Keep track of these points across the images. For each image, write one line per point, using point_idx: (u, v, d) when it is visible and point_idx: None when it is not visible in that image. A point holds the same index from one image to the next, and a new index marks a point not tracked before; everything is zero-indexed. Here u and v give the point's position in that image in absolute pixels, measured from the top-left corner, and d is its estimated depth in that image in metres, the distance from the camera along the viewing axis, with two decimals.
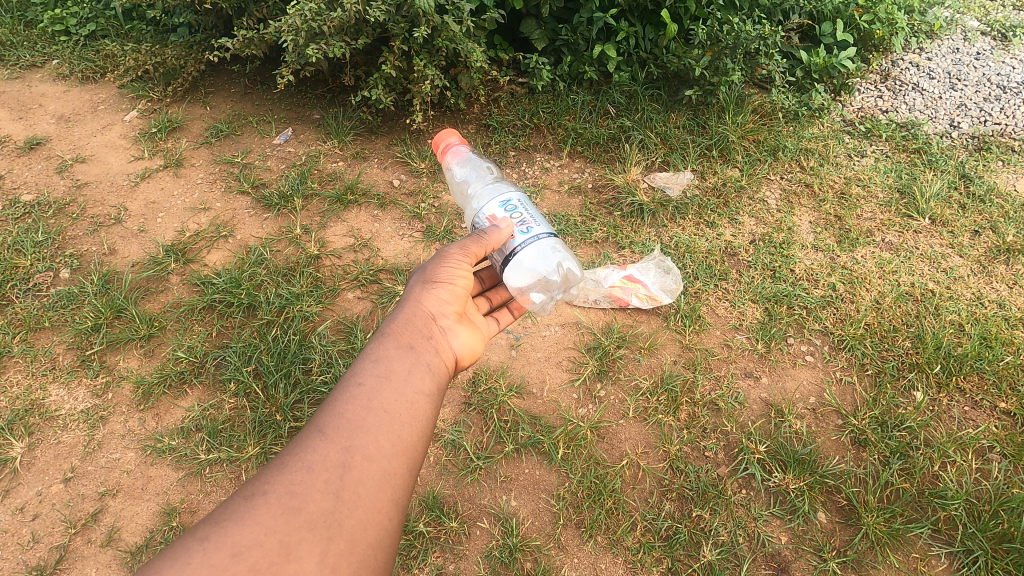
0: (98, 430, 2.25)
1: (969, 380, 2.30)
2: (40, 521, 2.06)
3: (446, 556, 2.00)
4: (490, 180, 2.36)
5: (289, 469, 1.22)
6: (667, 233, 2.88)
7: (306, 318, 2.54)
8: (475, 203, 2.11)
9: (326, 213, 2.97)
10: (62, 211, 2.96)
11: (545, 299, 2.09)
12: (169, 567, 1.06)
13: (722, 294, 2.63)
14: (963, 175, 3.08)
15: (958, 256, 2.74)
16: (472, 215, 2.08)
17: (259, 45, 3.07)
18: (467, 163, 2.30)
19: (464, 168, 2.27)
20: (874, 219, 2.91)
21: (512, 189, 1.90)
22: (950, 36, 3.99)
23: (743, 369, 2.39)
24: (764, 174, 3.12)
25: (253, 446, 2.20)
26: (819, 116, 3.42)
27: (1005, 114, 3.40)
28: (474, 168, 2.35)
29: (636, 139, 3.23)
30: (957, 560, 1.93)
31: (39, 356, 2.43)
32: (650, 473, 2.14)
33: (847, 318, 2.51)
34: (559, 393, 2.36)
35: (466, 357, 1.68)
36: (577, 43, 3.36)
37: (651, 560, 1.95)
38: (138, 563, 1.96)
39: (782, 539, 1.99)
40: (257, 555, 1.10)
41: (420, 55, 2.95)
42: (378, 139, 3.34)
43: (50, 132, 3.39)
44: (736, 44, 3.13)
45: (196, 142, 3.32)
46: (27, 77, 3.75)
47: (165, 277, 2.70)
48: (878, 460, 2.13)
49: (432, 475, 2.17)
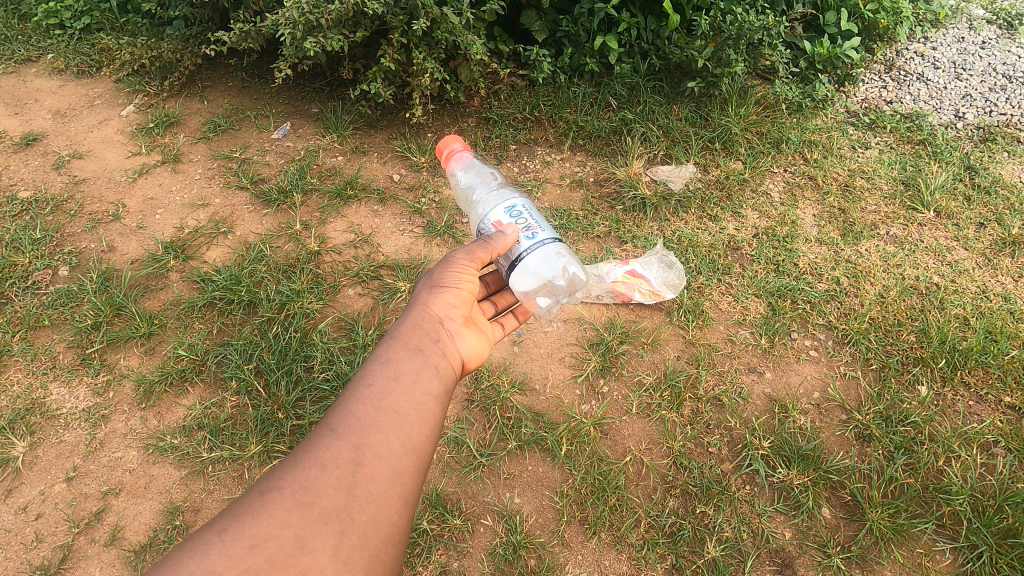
0: (99, 429, 2.24)
1: (974, 374, 2.29)
2: (43, 520, 2.05)
3: (450, 554, 1.99)
4: (494, 185, 2.34)
5: (302, 465, 1.22)
6: (669, 227, 2.86)
7: (307, 315, 2.52)
8: (478, 208, 2.10)
9: (326, 208, 2.95)
10: (60, 208, 2.93)
11: (550, 303, 2.07)
12: (189, 558, 1.06)
13: (725, 288, 2.61)
14: (968, 167, 3.06)
15: (963, 249, 2.73)
16: (476, 221, 2.07)
17: (257, 37, 3.01)
18: (471, 169, 2.29)
19: (468, 172, 2.26)
20: (879, 212, 2.89)
21: (516, 195, 1.89)
22: (956, 25, 3.95)
23: (747, 364, 2.38)
24: (768, 167, 3.10)
25: (255, 444, 2.18)
26: (823, 107, 3.39)
27: (1011, 104, 3.37)
28: (478, 173, 2.33)
29: (638, 131, 3.21)
30: (963, 555, 1.93)
31: (39, 354, 2.42)
32: (654, 470, 2.13)
33: (851, 312, 2.50)
34: (562, 389, 2.35)
35: (472, 360, 1.66)
36: (578, 34, 3.33)
37: (656, 557, 1.96)
38: (143, 562, 1.96)
39: (787, 534, 1.99)
40: (273, 547, 1.09)
41: (420, 48, 2.91)
42: (378, 133, 3.31)
43: (46, 127, 3.35)
44: (740, 35, 3.08)
45: (194, 137, 3.29)
46: (21, 71, 3.71)
47: (165, 274, 2.68)
48: (883, 455, 2.12)
49: (436, 473, 2.16)
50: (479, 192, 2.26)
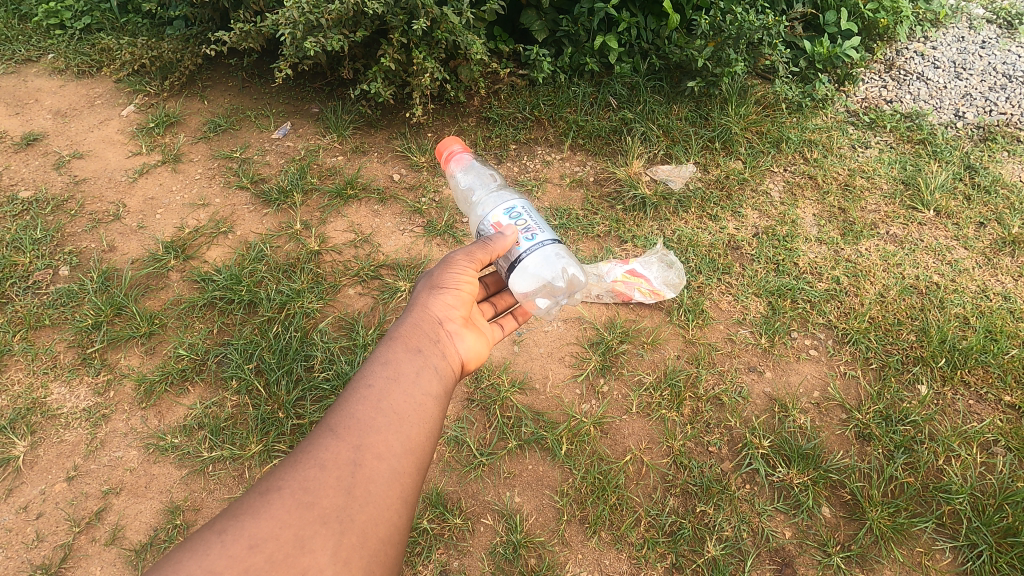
0: (100, 428, 2.25)
1: (974, 373, 2.29)
2: (44, 519, 2.05)
3: (450, 553, 1.99)
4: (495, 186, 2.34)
5: (302, 465, 1.22)
6: (669, 227, 2.86)
7: (307, 314, 2.52)
8: (478, 210, 2.10)
9: (326, 208, 2.95)
10: (61, 208, 2.94)
11: (550, 304, 2.07)
12: (189, 557, 1.06)
13: (725, 288, 2.61)
14: (968, 166, 3.06)
15: (963, 249, 2.73)
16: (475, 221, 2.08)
17: (257, 37, 3.01)
18: (471, 170, 2.29)
19: (467, 174, 2.26)
20: (878, 211, 2.89)
21: (516, 196, 1.90)
22: (955, 24, 3.96)
23: (747, 363, 2.38)
24: (768, 166, 3.10)
25: (256, 443, 2.19)
26: (823, 106, 3.39)
27: (1011, 103, 3.37)
28: (477, 174, 2.33)
29: (638, 131, 3.21)
30: (962, 554, 1.93)
31: (40, 354, 2.42)
32: (654, 469, 2.14)
33: (851, 312, 2.50)
34: (562, 389, 2.35)
35: (471, 361, 1.66)
36: (578, 34, 3.33)
37: (656, 556, 1.96)
38: (144, 562, 1.96)
39: (786, 533, 1.99)
40: (273, 547, 1.09)
41: (420, 48, 2.91)
42: (378, 133, 3.31)
43: (47, 127, 3.36)
44: (740, 34, 3.09)
45: (195, 136, 3.30)
46: (22, 71, 3.71)
47: (165, 274, 2.68)
48: (883, 454, 2.13)
49: (436, 472, 2.16)
50: (478, 194, 2.26)
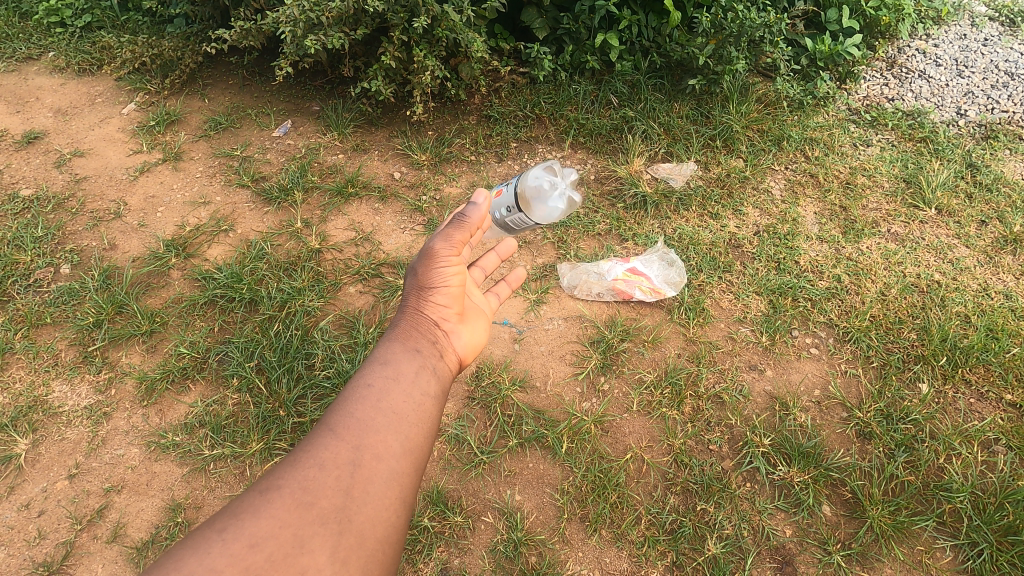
0: (101, 426, 2.25)
1: (975, 372, 2.29)
2: (46, 517, 2.05)
3: (451, 551, 1.99)
4: None
5: (301, 465, 1.22)
6: (670, 225, 2.86)
7: (308, 312, 2.52)
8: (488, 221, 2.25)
9: (327, 206, 2.95)
10: (62, 206, 2.94)
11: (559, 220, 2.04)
12: (188, 557, 1.06)
13: (726, 286, 2.61)
14: (970, 164, 3.05)
15: (964, 247, 2.72)
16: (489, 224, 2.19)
17: (257, 36, 3.00)
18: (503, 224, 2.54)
19: None
20: (880, 210, 2.89)
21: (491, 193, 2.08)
22: (958, 22, 3.95)
23: (747, 362, 2.38)
24: (769, 165, 3.10)
25: (257, 441, 2.19)
26: (824, 104, 3.39)
27: (1013, 101, 3.36)
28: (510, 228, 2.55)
29: (639, 129, 3.21)
30: (962, 552, 1.93)
31: (41, 352, 2.42)
32: (654, 467, 2.14)
33: (852, 310, 2.50)
34: (563, 387, 2.35)
35: (469, 358, 1.66)
36: (579, 32, 3.32)
37: (656, 554, 1.96)
38: (145, 559, 1.96)
39: (787, 531, 1.99)
40: (273, 547, 1.09)
41: (420, 45, 2.90)
42: (379, 131, 3.31)
43: (48, 126, 3.36)
44: (740, 32, 3.08)
45: (195, 135, 3.29)
46: (22, 69, 3.71)
47: (166, 272, 2.69)
48: (883, 452, 2.12)
49: (437, 470, 2.16)
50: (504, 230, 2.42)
